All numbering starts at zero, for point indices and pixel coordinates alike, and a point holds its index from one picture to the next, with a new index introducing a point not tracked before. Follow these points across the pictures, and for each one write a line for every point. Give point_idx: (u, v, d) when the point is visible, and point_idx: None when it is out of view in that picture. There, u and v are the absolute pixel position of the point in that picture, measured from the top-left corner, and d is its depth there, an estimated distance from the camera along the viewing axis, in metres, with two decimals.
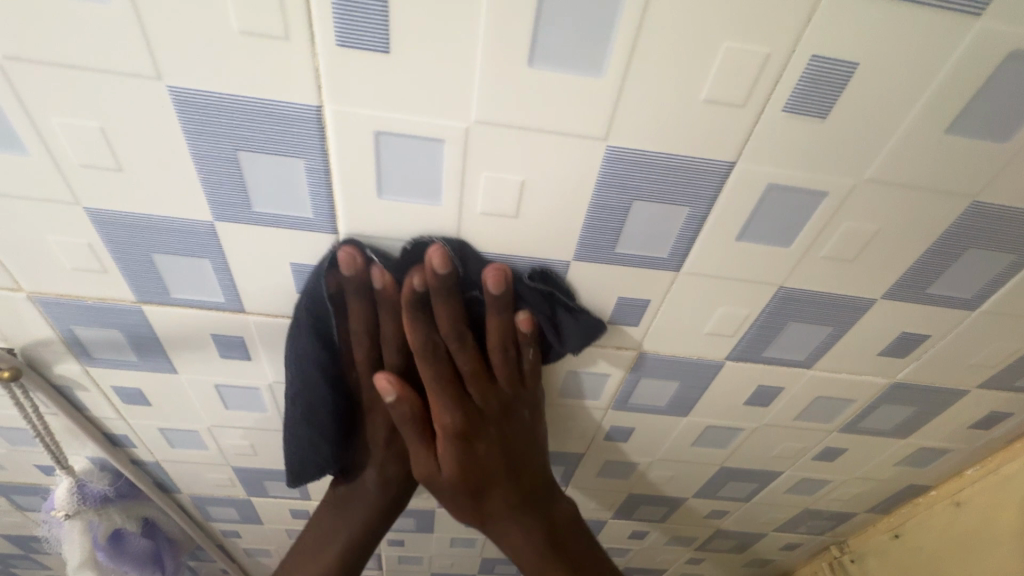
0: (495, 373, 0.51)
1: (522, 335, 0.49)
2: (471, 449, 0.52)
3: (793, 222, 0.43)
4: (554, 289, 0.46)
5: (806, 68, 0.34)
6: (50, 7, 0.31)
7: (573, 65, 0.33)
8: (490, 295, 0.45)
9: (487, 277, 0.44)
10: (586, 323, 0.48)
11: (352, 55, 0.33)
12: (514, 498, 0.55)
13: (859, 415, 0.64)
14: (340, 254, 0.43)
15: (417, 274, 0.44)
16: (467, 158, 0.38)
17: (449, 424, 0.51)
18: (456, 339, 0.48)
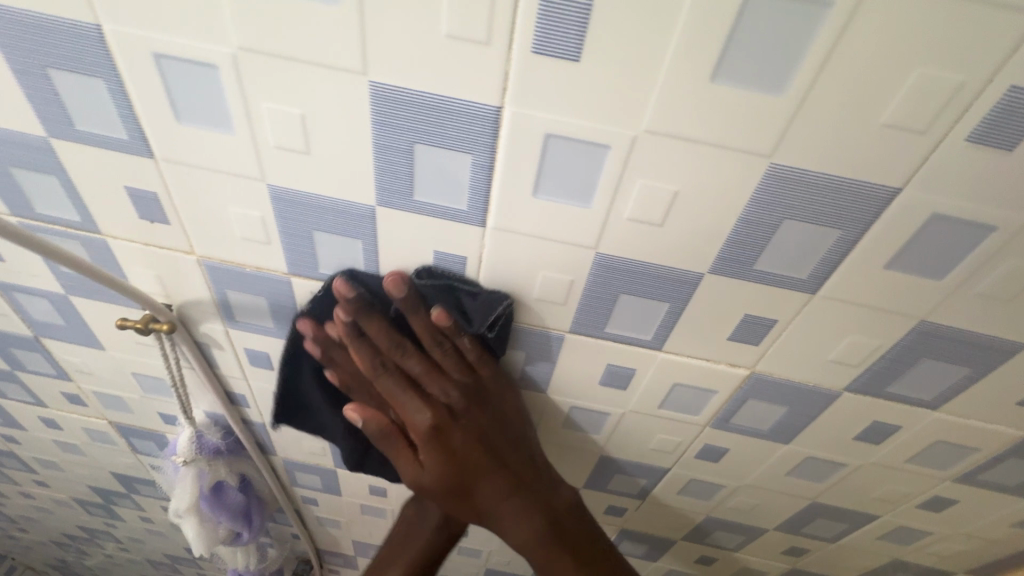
0: (443, 367, 0.54)
1: (447, 329, 0.52)
2: (446, 444, 0.56)
3: (951, 255, 0.41)
4: (452, 280, 0.50)
5: (1001, 99, 0.33)
6: (290, 6, 0.35)
7: (756, 83, 0.34)
8: (398, 301, 0.49)
9: (387, 285, 0.48)
10: (491, 303, 0.50)
11: (544, 61, 0.35)
12: (506, 486, 0.57)
13: (979, 467, 0.60)
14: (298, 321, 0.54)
15: (338, 308, 0.51)
16: (627, 164, 0.39)
17: (415, 424, 0.55)
18: (388, 351, 0.53)
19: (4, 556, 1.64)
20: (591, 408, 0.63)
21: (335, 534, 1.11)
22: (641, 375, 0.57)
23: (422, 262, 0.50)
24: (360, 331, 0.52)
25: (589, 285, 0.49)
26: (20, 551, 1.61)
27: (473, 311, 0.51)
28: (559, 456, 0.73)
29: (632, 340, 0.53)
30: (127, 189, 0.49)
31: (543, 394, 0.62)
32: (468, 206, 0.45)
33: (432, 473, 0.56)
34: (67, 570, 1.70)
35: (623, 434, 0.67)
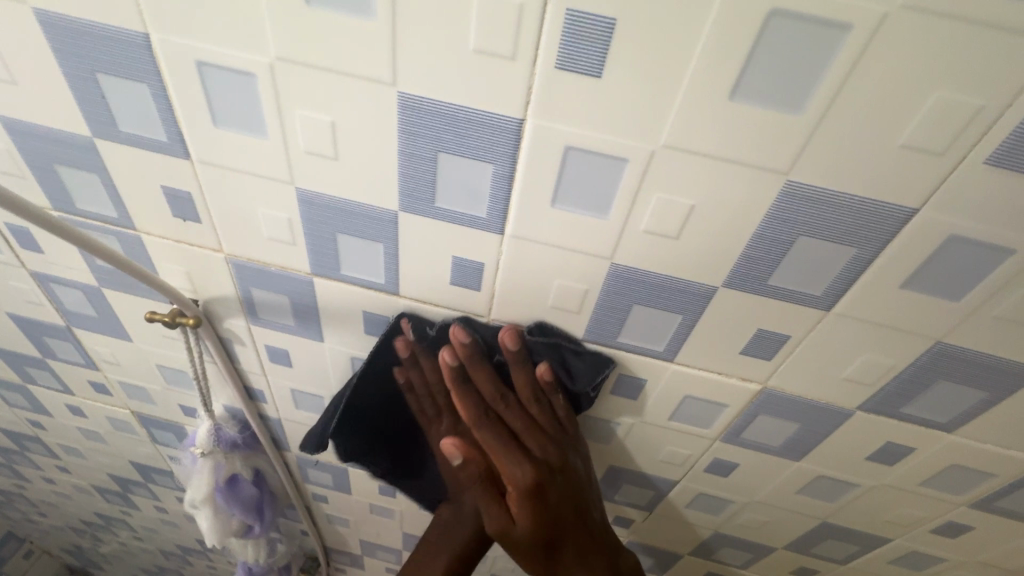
0: (540, 422, 0.57)
1: (546, 384, 0.57)
2: (541, 500, 0.54)
3: (968, 276, 0.41)
4: (558, 340, 0.54)
5: (1020, 123, 0.33)
6: (326, 20, 0.37)
7: (775, 103, 0.35)
8: (509, 352, 0.54)
9: (500, 338, 0.54)
10: (591, 364, 0.55)
11: (567, 77, 0.36)
12: (582, 546, 0.57)
13: (995, 494, 0.59)
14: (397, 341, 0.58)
15: (448, 350, 0.56)
16: (643, 178, 0.41)
17: (512, 477, 0.54)
18: (496, 399, 0.56)
19: (24, 538, 1.69)
20: (601, 417, 0.63)
21: (343, 533, 1.12)
22: (652, 386, 0.58)
23: (441, 267, 0.52)
24: (468, 375, 0.57)
25: (604, 295, 0.50)
26: (39, 534, 1.66)
27: (575, 370, 0.55)
28: None
29: (644, 351, 0.54)
30: (163, 188, 0.52)
31: None
32: (488, 214, 0.46)
33: (523, 527, 0.55)
34: (82, 555, 1.74)
35: (633, 445, 0.67)
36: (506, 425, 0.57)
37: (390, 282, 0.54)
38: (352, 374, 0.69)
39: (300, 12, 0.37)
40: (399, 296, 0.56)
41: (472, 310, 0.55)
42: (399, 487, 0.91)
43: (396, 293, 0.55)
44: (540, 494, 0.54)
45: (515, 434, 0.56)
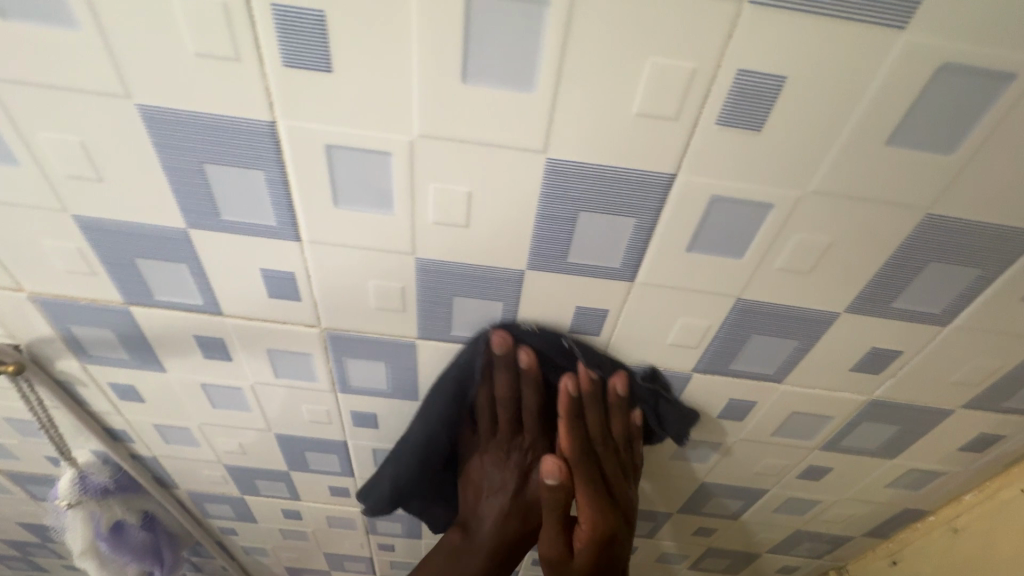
0: (619, 465, 0.56)
1: (635, 431, 0.57)
2: (611, 542, 0.53)
3: (742, 233, 0.42)
4: (660, 388, 0.57)
5: (734, 82, 0.34)
6: (30, 36, 0.34)
7: (504, 82, 0.35)
8: (619, 393, 0.54)
9: (615, 381, 0.54)
10: (673, 414, 0.58)
11: (299, 74, 0.35)
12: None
13: (839, 433, 0.62)
14: (494, 337, 0.51)
15: (571, 379, 0.53)
16: (412, 169, 0.40)
17: (591, 519, 0.52)
18: (591, 436, 0.54)
19: None
20: None
21: (266, 563, 1.08)
22: None
23: (253, 281, 0.50)
24: (579, 412, 0.54)
25: (421, 290, 0.49)
26: None
27: (651, 416, 0.58)
28: None
29: (479, 340, 0.54)
30: None
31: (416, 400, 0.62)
32: (277, 222, 0.44)
33: (581, 562, 0.53)
34: None
35: None
36: (598, 465, 0.54)
37: (209, 303, 0.52)
38: (210, 402, 0.66)
39: None
40: (223, 315, 0.53)
41: (301, 321, 0.53)
42: (302, 509, 0.89)
43: (219, 312, 0.53)
44: (612, 540, 0.53)
45: (602, 475, 0.55)
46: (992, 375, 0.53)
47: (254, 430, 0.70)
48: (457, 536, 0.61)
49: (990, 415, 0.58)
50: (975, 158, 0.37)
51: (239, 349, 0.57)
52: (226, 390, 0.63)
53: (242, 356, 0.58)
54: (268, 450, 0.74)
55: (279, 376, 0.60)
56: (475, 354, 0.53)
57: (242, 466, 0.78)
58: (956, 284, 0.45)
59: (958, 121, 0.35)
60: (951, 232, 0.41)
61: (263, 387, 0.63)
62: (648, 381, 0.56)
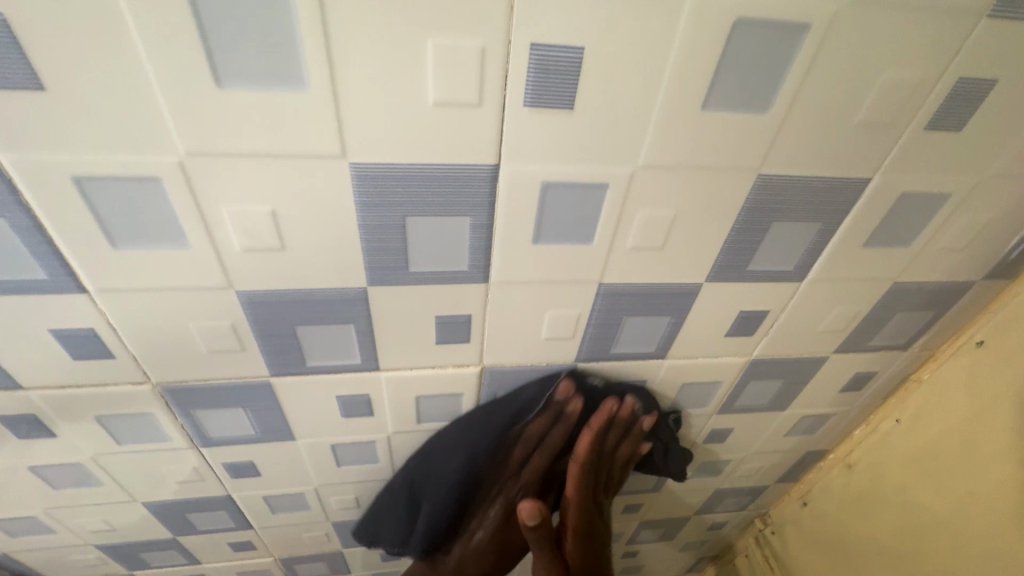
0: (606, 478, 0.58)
1: (630, 449, 0.58)
2: (584, 548, 0.54)
3: (585, 217, 0.40)
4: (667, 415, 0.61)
5: (530, 57, 0.31)
6: None
7: (271, 82, 0.30)
8: (642, 423, 0.57)
9: (623, 407, 0.56)
10: (683, 454, 0.62)
11: (4, 97, 0.28)
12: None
13: (732, 395, 0.62)
14: (562, 385, 0.53)
15: (615, 403, 0.55)
16: (195, 193, 0.34)
17: (575, 523, 0.54)
18: (604, 450, 0.57)
19: None
20: (352, 441, 0.58)
21: None
22: (377, 397, 0.53)
23: (46, 345, 0.42)
24: (602, 434, 0.55)
25: (255, 325, 0.43)
26: None
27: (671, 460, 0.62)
28: (355, 491, 0.67)
29: (341, 367, 0.49)
30: None
31: (293, 439, 0.56)
32: (49, 274, 0.37)
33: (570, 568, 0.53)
34: None
35: (405, 456, 0.62)
36: (592, 477, 0.56)
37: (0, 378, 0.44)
38: (50, 485, 0.56)
39: None
40: (24, 389, 0.45)
41: (124, 379, 0.46)
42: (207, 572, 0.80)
43: (18, 386, 0.45)
44: (591, 538, 0.54)
45: (594, 484, 0.56)
46: (855, 319, 0.54)
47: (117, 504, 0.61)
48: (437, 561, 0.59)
49: (862, 356, 0.60)
50: (792, 113, 0.36)
51: (61, 422, 0.49)
52: (63, 468, 0.54)
53: (67, 429, 0.50)
54: (142, 521, 0.65)
55: (122, 442, 0.52)
56: (529, 391, 0.54)
57: (118, 543, 0.69)
58: (802, 238, 0.45)
59: (767, 78, 0.34)
60: (787, 189, 0.41)
61: (108, 457, 0.54)
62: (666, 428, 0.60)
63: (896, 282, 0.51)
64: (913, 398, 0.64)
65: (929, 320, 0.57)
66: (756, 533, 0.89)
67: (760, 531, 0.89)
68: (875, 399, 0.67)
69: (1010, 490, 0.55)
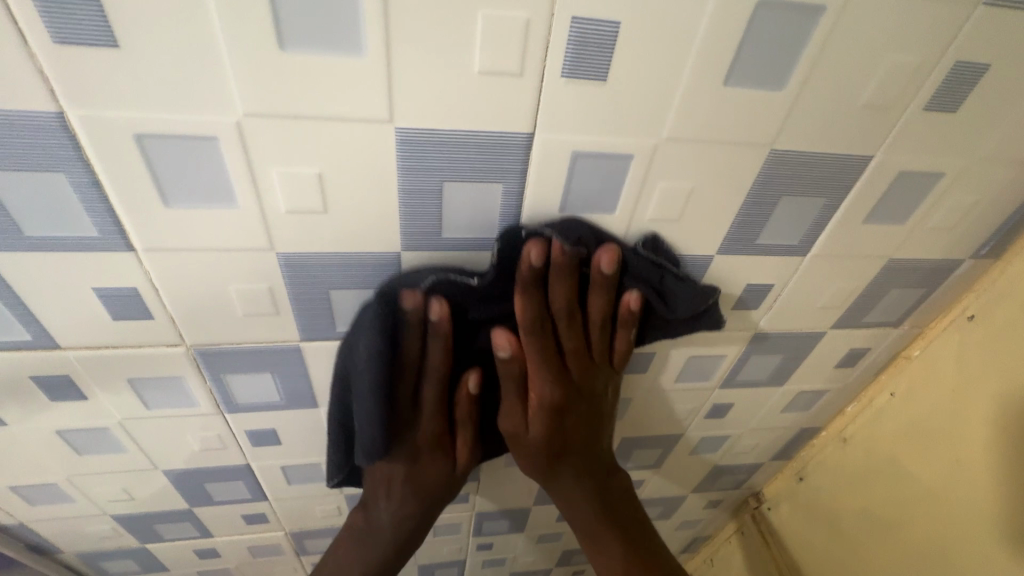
0: (590, 348, 0.52)
1: (625, 316, 0.49)
2: (562, 420, 0.54)
3: (610, 187, 0.42)
4: (662, 260, 0.47)
5: (571, 31, 0.33)
6: None
7: (329, 45, 0.32)
8: (600, 274, 0.46)
9: (599, 259, 0.45)
10: (687, 293, 0.48)
11: (78, 53, 0.30)
12: (582, 470, 0.57)
13: (735, 368, 0.65)
14: (530, 251, 0.44)
15: (603, 256, 0.45)
16: (249, 154, 0.36)
17: (541, 393, 0.52)
18: (579, 301, 0.49)
19: None
20: None
21: None
22: None
23: (89, 304, 0.43)
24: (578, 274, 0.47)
25: (292, 289, 0.45)
26: None
27: (649, 317, 0.51)
28: None
29: None
30: None
31: (316, 407, 0.58)
32: (100, 231, 0.38)
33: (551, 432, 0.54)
34: None
35: None
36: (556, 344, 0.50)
37: (41, 337, 0.45)
38: (74, 451, 0.57)
39: None
40: (63, 349, 0.46)
41: (159, 341, 0.47)
42: (218, 545, 0.80)
43: (57, 346, 0.46)
44: (562, 412, 0.53)
45: (569, 345, 0.51)
46: (851, 295, 0.58)
47: (138, 471, 0.62)
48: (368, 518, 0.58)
49: (855, 331, 0.63)
50: (804, 91, 0.39)
51: (93, 384, 0.50)
52: (89, 434, 0.56)
53: (99, 392, 0.51)
54: (161, 490, 0.66)
55: (150, 407, 0.54)
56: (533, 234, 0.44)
57: (136, 513, 0.70)
58: (808, 213, 0.48)
59: (785, 57, 0.37)
60: (796, 165, 0.44)
61: (136, 423, 0.55)
62: (645, 253, 0.46)
63: (891, 258, 0.55)
64: (906, 373, 0.68)
65: (919, 297, 0.60)
66: (751, 510, 0.93)
67: (755, 508, 0.92)
68: (866, 374, 0.71)
69: (997, 451, 0.58)
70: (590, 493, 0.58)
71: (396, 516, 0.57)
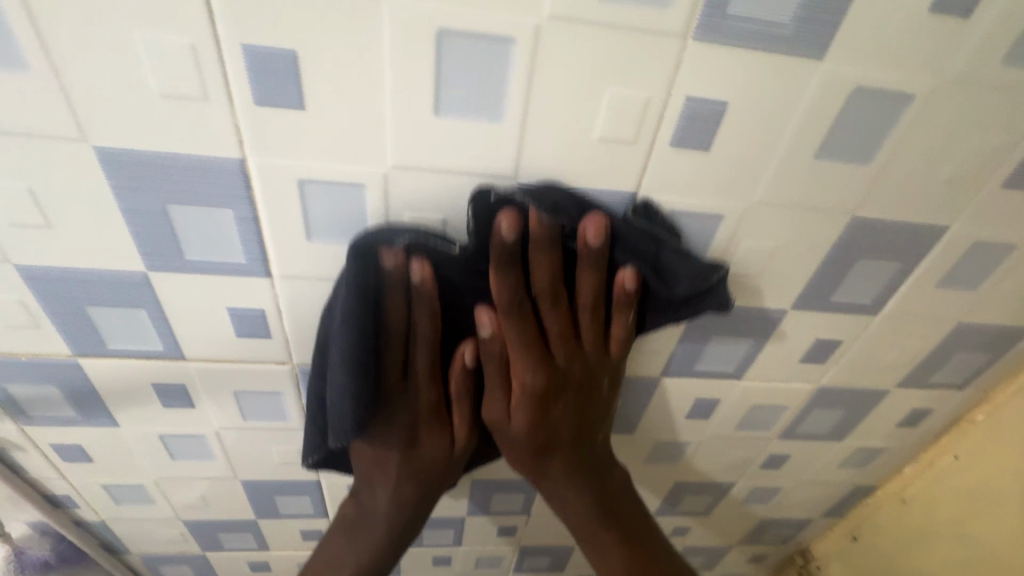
0: (581, 334, 0.47)
1: (619, 294, 0.44)
2: (548, 412, 0.49)
3: (699, 243, 0.46)
4: (656, 230, 0.42)
5: (684, 108, 0.38)
6: None
7: (475, 113, 0.37)
8: (588, 250, 0.42)
9: (586, 228, 0.41)
10: (687, 265, 0.42)
11: (270, 112, 0.35)
12: (573, 463, 0.53)
13: (794, 421, 0.66)
14: (502, 220, 0.39)
15: (591, 227, 0.41)
16: (387, 200, 0.41)
17: (530, 380, 0.46)
18: (567, 270, 0.44)
19: None
20: None
21: None
22: None
23: (219, 322, 0.48)
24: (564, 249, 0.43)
25: None
26: None
27: (649, 299, 0.45)
28: None
29: None
30: None
31: None
32: (247, 258, 0.43)
33: (540, 423, 0.49)
34: None
35: None
36: (541, 324, 0.45)
37: (170, 348, 0.50)
38: (169, 454, 0.62)
39: None
40: (186, 360, 0.51)
41: (271, 358, 0.52)
42: (270, 559, 0.83)
43: (181, 357, 0.51)
44: (552, 397, 0.48)
45: (552, 333, 0.46)
46: (917, 355, 0.59)
47: (218, 479, 0.66)
48: (350, 514, 0.54)
49: (918, 391, 0.64)
50: (888, 165, 0.42)
51: (202, 394, 0.55)
52: (186, 439, 0.60)
53: (205, 401, 0.55)
54: (233, 498, 0.70)
55: (246, 418, 0.58)
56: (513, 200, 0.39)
57: (206, 519, 0.73)
58: (881, 276, 0.51)
59: (874, 136, 0.40)
60: (875, 231, 0.47)
61: (229, 432, 0.60)
62: (637, 222, 0.42)
63: (959, 322, 0.56)
64: (971, 437, 0.68)
65: (985, 362, 0.61)
66: (797, 568, 0.91)
67: (801, 566, 0.90)
68: (926, 434, 0.71)
69: None
70: (578, 484, 0.53)
71: (390, 503, 0.52)
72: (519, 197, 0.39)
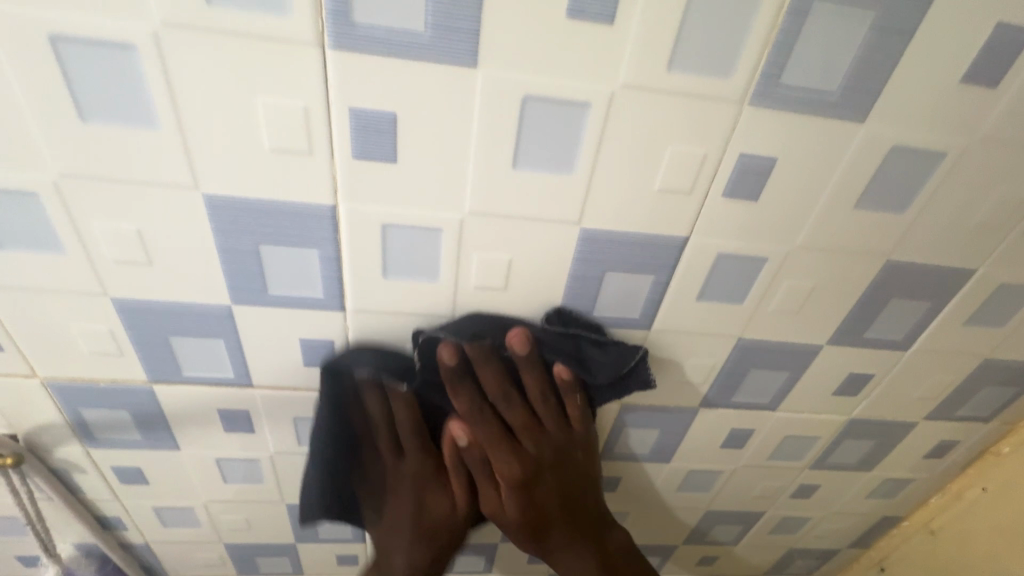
0: (542, 417, 0.52)
1: (561, 383, 0.51)
2: (530, 493, 0.53)
3: (744, 283, 0.49)
4: (575, 327, 0.49)
5: (737, 162, 0.41)
6: (123, 141, 0.37)
7: (549, 166, 0.40)
8: (519, 356, 0.49)
9: (512, 340, 0.48)
10: (619, 354, 0.49)
11: (365, 164, 0.39)
12: (570, 534, 0.55)
13: (825, 451, 0.68)
14: (442, 351, 0.47)
15: (513, 343, 0.48)
16: (460, 242, 0.44)
17: (504, 467, 0.51)
18: (518, 377, 0.52)
19: None
20: None
21: None
22: None
23: (290, 351, 0.51)
24: (506, 365, 0.50)
25: None
26: None
27: (597, 395, 0.52)
28: None
29: None
30: None
31: None
32: (324, 294, 0.47)
33: (528, 510, 0.53)
34: None
35: None
36: (502, 422, 0.51)
37: (240, 375, 0.52)
38: (221, 478, 0.64)
39: (73, 127, 0.36)
40: (253, 387, 0.54)
41: None
42: None
43: (249, 384, 0.53)
44: (529, 484, 0.52)
45: (512, 428, 0.51)
46: (945, 389, 0.62)
47: (264, 503, 0.68)
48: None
49: (945, 424, 0.66)
50: (921, 215, 0.46)
51: (263, 419, 0.57)
52: (240, 463, 0.62)
53: (264, 426, 0.58)
54: (275, 522, 0.71)
55: (300, 444, 0.60)
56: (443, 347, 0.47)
57: (246, 542, 0.75)
58: (913, 314, 0.54)
59: (909, 188, 0.44)
60: (907, 273, 0.50)
61: (282, 457, 0.62)
62: (554, 329, 0.48)
63: (986, 358, 0.59)
64: (998, 469, 0.70)
65: (1010, 396, 0.64)
66: None
67: None
68: (953, 466, 0.73)
69: None
70: (582, 557, 0.55)
71: (407, 571, 0.53)
72: (445, 334, 0.47)
